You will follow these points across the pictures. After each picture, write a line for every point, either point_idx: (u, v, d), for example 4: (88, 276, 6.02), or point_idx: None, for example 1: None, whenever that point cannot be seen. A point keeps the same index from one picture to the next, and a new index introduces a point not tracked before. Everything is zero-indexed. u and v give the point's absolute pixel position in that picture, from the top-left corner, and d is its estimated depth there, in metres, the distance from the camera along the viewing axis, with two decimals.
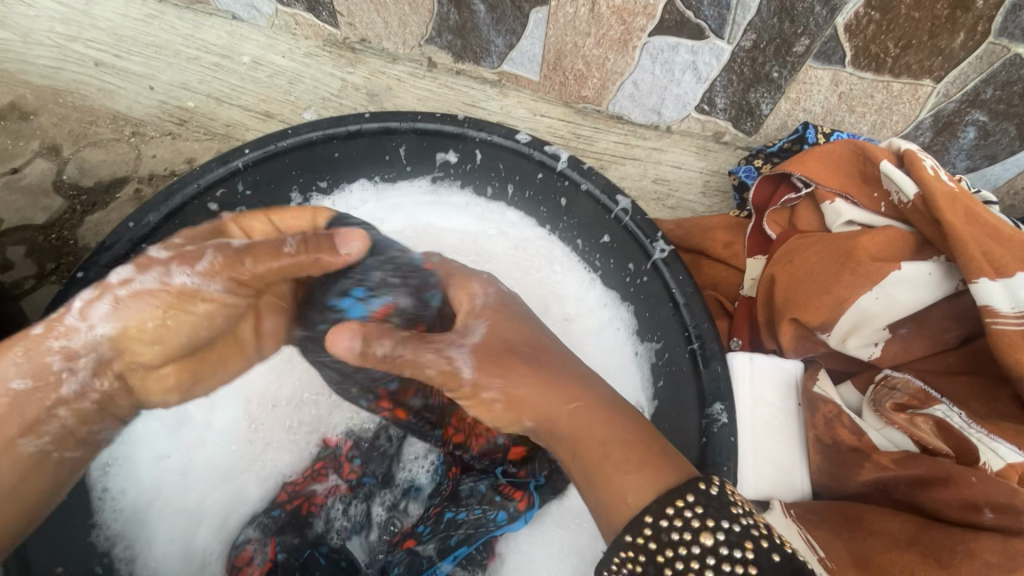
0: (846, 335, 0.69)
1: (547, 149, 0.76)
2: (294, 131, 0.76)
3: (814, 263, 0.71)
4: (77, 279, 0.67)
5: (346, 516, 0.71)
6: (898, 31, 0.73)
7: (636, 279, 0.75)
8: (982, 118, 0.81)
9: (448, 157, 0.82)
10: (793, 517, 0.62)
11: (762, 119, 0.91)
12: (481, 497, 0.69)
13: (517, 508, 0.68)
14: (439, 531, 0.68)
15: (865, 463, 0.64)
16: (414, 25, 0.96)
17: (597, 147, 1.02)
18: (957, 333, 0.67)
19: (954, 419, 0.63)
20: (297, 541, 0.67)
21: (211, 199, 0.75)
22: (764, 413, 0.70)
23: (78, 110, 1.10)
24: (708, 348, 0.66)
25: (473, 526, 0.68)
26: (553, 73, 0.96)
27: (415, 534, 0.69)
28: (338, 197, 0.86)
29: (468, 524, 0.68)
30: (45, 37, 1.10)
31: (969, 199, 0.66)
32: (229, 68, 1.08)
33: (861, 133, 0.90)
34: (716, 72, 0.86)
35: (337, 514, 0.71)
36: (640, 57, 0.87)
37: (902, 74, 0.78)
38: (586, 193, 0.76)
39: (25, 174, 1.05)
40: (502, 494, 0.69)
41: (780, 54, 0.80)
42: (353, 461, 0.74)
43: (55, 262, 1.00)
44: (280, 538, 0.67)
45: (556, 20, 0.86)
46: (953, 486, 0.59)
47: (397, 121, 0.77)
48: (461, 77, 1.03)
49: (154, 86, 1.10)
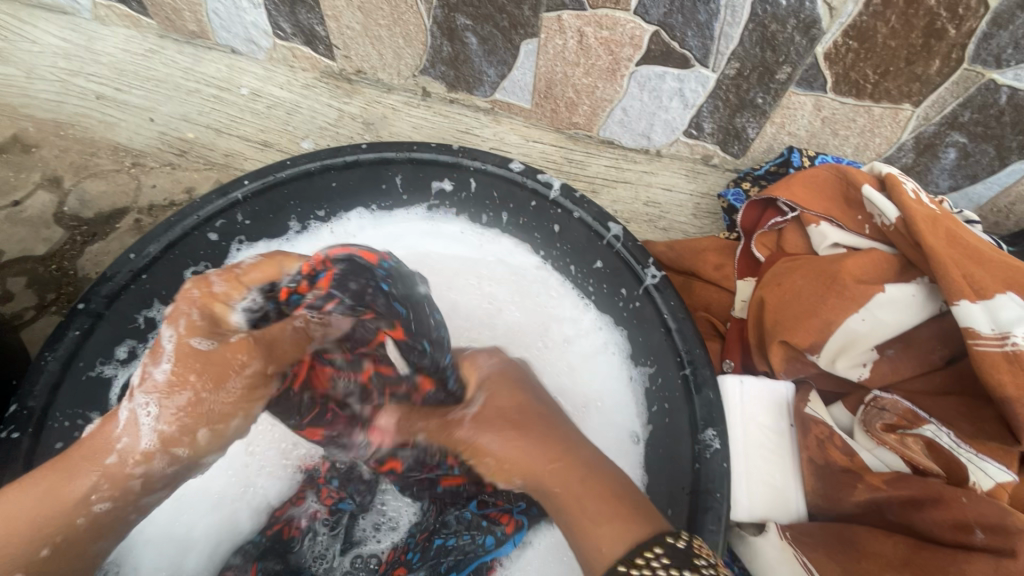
0: (835, 356, 0.70)
1: (539, 177, 0.79)
2: (292, 162, 0.77)
3: (801, 285, 0.72)
4: (78, 311, 0.67)
5: (325, 539, 0.71)
6: (875, 59, 0.75)
7: (629, 304, 0.76)
8: (962, 139, 0.84)
9: (443, 186, 0.84)
10: (789, 539, 0.63)
11: (748, 142, 0.94)
12: (470, 522, 0.70)
13: (505, 532, 0.69)
14: (430, 557, 0.69)
15: (857, 484, 0.64)
16: (408, 56, 0.99)
17: (589, 171, 1.04)
18: (944, 353, 0.68)
19: (944, 439, 0.64)
20: (278, 570, 0.68)
21: (211, 229, 0.76)
22: (756, 434, 0.70)
23: (79, 142, 1.11)
24: (700, 375, 0.66)
25: (462, 552, 0.69)
26: (544, 101, 0.98)
27: (405, 562, 0.69)
28: (335, 224, 0.87)
29: (458, 550, 0.69)
30: (48, 72, 1.13)
31: (948, 222, 0.68)
32: (229, 100, 1.10)
33: (846, 155, 0.93)
34: (703, 98, 0.88)
35: (316, 537, 0.71)
36: (628, 84, 0.90)
37: (882, 99, 0.81)
38: (579, 220, 0.78)
39: (26, 207, 1.06)
40: (489, 517, 0.70)
41: (764, 81, 0.82)
42: (331, 485, 0.74)
43: (55, 293, 1.01)
44: (262, 564, 0.67)
45: (546, 51, 0.89)
46: (945, 506, 0.59)
47: (394, 151, 0.79)
48: (455, 105, 1.06)
49: (154, 117, 1.12)
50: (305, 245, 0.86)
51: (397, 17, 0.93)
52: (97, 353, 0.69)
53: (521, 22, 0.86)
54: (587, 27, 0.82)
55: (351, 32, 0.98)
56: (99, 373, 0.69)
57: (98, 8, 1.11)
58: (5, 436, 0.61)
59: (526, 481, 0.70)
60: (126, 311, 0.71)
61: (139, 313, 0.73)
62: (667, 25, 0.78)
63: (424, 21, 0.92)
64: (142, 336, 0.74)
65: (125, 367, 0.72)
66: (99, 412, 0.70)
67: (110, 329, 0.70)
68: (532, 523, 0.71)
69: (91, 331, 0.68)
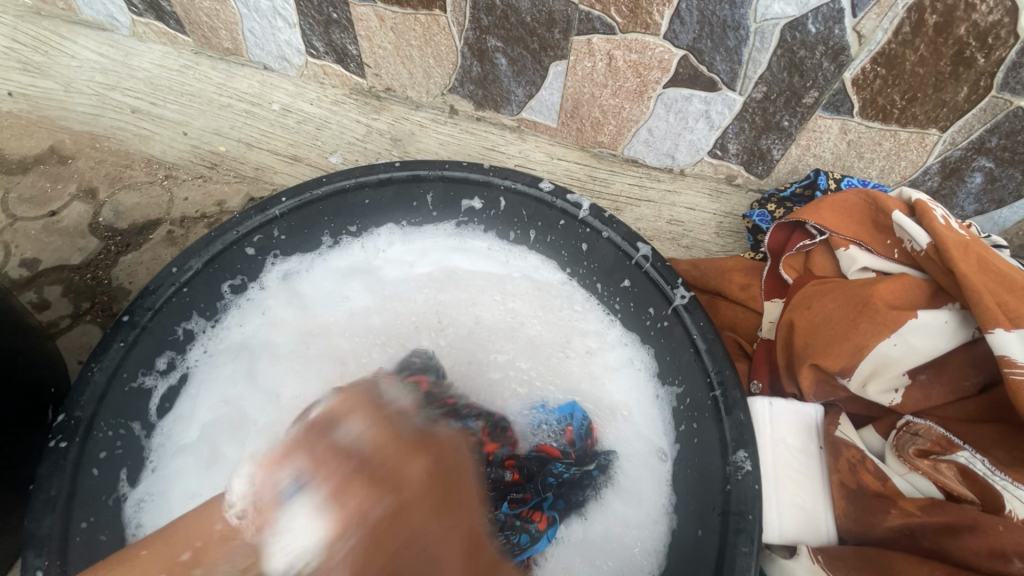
0: (866, 380, 0.70)
1: (569, 197, 0.80)
2: (329, 179, 0.80)
3: (833, 309, 0.73)
4: (123, 323, 0.69)
5: None
6: (903, 85, 0.76)
7: (657, 324, 0.77)
8: (988, 164, 0.84)
9: (473, 204, 0.86)
10: (821, 563, 0.63)
11: (773, 163, 0.95)
12: (504, 522, 0.70)
13: (539, 528, 0.71)
14: None
15: (890, 509, 0.64)
16: (438, 76, 1.01)
17: (612, 189, 1.05)
18: (975, 380, 0.69)
19: (978, 466, 0.63)
20: None
21: (249, 243, 0.78)
22: (786, 456, 0.71)
23: (114, 154, 1.15)
24: (731, 396, 0.67)
25: None
26: (570, 120, 1.00)
27: None
28: (367, 240, 0.88)
29: None
30: (85, 86, 1.16)
31: (980, 249, 0.69)
32: (260, 115, 1.13)
33: (871, 177, 0.93)
34: (728, 120, 0.89)
35: None
36: (654, 106, 0.91)
37: (908, 124, 0.82)
38: (608, 239, 0.79)
39: (63, 217, 1.09)
40: (522, 515, 0.71)
41: (791, 104, 0.84)
42: None
43: (89, 301, 1.03)
44: None
45: (575, 73, 0.90)
46: (981, 533, 0.59)
47: (426, 168, 0.82)
48: (482, 123, 1.07)
49: (187, 132, 1.15)
50: (336, 260, 0.87)
51: (429, 38, 0.95)
52: (139, 364, 0.70)
53: (551, 44, 0.87)
54: (616, 51, 0.84)
55: (382, 51, 1.00)
56: (140, 384, 0.71)
57: (136, 25, 1.13)
58: (53, 445, 0.62)
59: (544, 468, 0.76)
60: (167, 324, 0.73)
61: (178, 325, 0.75)
62: (696, 50, 0.80)
63: (455, 42, 0.94)
64: (180, 347, 0.76)
65: (163, 378, 0.74)
66: (139, 422, 0.71)
67: (152, 341, 0.72)
68: (560, 516, 0.73)
69: (135, 344, 0.70)
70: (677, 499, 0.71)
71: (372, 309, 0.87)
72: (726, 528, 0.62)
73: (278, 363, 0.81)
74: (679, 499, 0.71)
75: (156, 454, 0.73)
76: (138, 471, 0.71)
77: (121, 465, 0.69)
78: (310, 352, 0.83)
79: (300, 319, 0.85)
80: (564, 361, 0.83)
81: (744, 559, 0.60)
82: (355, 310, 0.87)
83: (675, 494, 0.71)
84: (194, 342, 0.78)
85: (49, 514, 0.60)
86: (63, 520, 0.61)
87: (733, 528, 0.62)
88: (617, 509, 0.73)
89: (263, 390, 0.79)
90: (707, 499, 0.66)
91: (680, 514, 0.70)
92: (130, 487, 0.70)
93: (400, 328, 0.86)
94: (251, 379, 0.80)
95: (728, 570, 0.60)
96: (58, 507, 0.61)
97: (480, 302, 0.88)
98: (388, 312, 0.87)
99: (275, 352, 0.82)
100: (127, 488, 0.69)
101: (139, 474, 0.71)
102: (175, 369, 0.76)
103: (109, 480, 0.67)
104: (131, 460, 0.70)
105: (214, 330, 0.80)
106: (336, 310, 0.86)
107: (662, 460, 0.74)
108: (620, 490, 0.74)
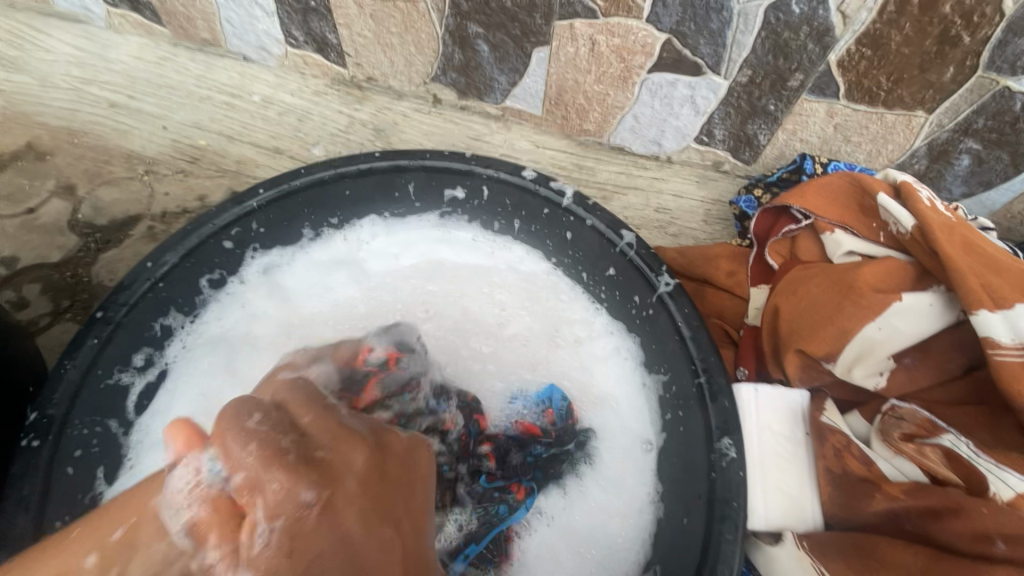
0: (852, 365, 0.70)
1: (552, 184, 0.79)
2: (307, 170, 0.78)
3: (817, 293, 0.72)
4: (96, 319, 0.68)
5: None
6: (889, 67, 0.75)
7: (642, 312, 0.76)
8: (975, 146, 0.84)
9: (456, 193, 0.84)
10: (806, 549, 0.63)
11: (759, 149, 0.94)
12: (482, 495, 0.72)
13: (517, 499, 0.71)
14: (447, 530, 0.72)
15: (875, 493, 0.64)
16: (419, 64, 1.00)
17: (598, 177, 1.03)
18: (960, 362, 0.69)
19: (962, 448, 0.63)
20: None
21: (226, 237, 0.77)
22: (772, 443, 0.70)
23: (92, 149, 1.12)
24: (715, 383, 0.66)
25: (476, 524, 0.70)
26: (555, 108, 0.99)
27: None
28: (349, 232, 0.86)
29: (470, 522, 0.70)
30: (61, 79, 1.14)
31: (965, 231, 0.68)
32: (240, 107, 1.11)
33: (858, 161, 0.92)
34: (714, 105, 0.88)
35: None
36: (639, 92, 0.90)
37: (895, 106, 0.81)
38: (592, 227, 0.78)
39: (41, 214, 1.07)
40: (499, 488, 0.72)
41: (776, 88, 0.82)
42: None
43: (70, 300, 1.02)
44: None
45: (558, 58, 0.89)
46: (965, 516, 0.59)
47: (407, 158, 0.80)
48: (466, 112, 1.06)
49: (167, 125, 1.13)
50: (317, 253, 0.86)
51: (409, 25, 0.93)
52: (115, 360, 0.70)
53: (533, 30, 0.86)
54: (599, 35, 0.83)
55: (363, 39, 0.98)
56: (117, 381, 0.70)
57: (112, 17, 1.13)
58: (27, 444, 0.62)
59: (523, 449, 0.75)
60: (143, 320, 0.72)
61: (155, 321, 0.74)
62: (679, 33, 0.78)
63: (435, 29, 0.92)
64: (157, 344, 0.75)
65: (141, 375, 0.73)
66: (116, 419, 0.71)
67: (127, 337, 0.71)
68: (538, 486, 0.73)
69: (109, 340, 0.68)
70: (665, 487, 0.70)
71: (356, 300, 0.86)
72: (713, 515, 0.62)
73: (257, 355, 0.80)
74: (664, 488, 0.70)
75: (133, 451, 0.71)
76: (115, 470, 0.70)
77: (98, 463, 0.68)
78: (288, 344, 0.82)
79: (282, 312, 0.83)
80: (550, 349, 0.82)
81: (729, 547, 0.60)
82: (339, 301, 0.85)
83: (662, 481, 0.71)
84: (172, 338, 0.77)
85: (21, 516, 0.60)
86: (36, 521, 0.60)
87: (720, 516, 0.61)
88: (596, 492, 0.73)
89: (240, 384, 0.77)
90: (693, 486, 0.65)
91: (667, 504, 0.69)
92: (109, 486, 0.69)
93: (384, 321, 0.85)
94: (228, 370, 0.78)
95: (715, 558, 0.60)
96: (32, 507, 0.60)
97: (466, 293, 0.86)
98: (374, 303, 0.86)
99: (255, 346, 0.80)
100: (104, 487, 0.68)
101: (117, 472, 0.70)
102: (153, 365, 0.75)
103: (85, 480, 0.66)
104: (108, 460, 0.69)
105: (192, 325, 0.79)
106: (319, 302, 0.85)
107: (648, 450, 0.74)
108: (601, 479, 0.74)
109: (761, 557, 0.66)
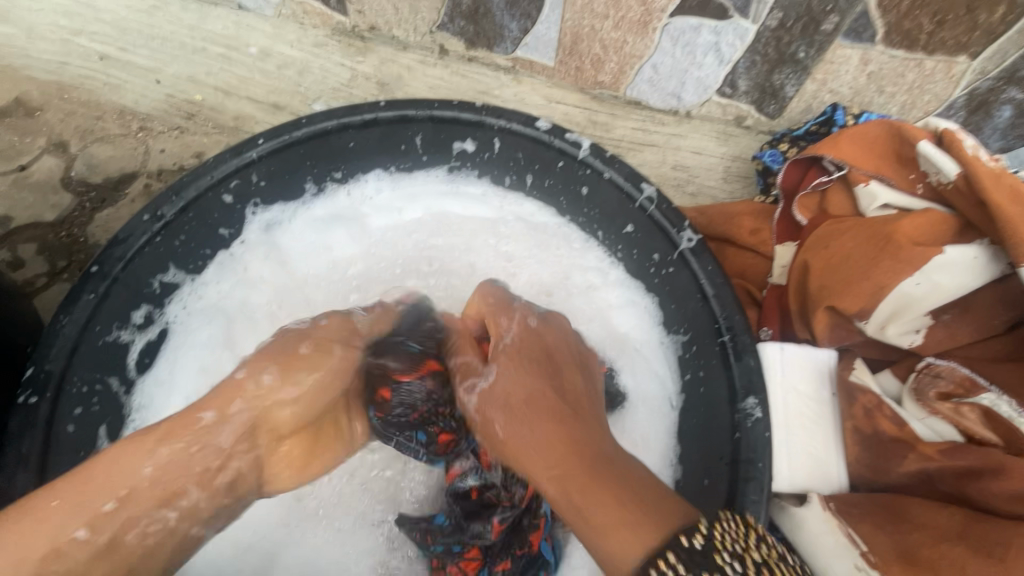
0: (885, 323, 0.67)
1: (567, 136, 0.74)
2: (308, 120, 0.73)
3: (851, 248, 0.69)
4: (92, 273, 0.64)
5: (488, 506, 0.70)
6: (933, 6, 0.70)
7: (661, 270, 0.73)
8: (1018, 95, 0.79)
9: (465, 146, 0.80)
10: (833, 511, 0.61)
11: (785, 101, 0.89)
12: None
13: None
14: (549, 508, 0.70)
15: (908, 454, 0.62)
16: (425, 10, 0.94)
17: (614, 134, 0.99)
18: (1004, 318, 0.66)
19: (1002, 408, 0.61)
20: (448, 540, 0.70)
21: (225, 190, 0.73)
22: (797, 404, 0.68)
23: (84, 105, 1.07)
24: (740, 341, 0.63)
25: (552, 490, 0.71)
26: (569, 58, 0.93)
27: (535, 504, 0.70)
28: (353, 187, 0.83)
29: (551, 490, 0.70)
30: (48, 31, 1.06)
31: (1012, 179, 0.64)
32: (237, 59, 1.05)
33: (890, 114, 0.88)
34: (739, 53, 0.83)
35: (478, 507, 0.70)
36: (660, 39, 0.84)
37: (936, 51, 0.75)
38: (610, 181, 0.74)
39: (33, 172, 1.03)
40: None
41: (808, 32, 0.77)
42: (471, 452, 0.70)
43: (67, 261, 0.99)
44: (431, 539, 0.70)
45: (574, 2, 0.83)
46: (1007, 476, 0.57)
47: (413, 108, 0.74)
48: (474, 64, 1.00)
49: (160, 79, 1.07)
50: (321, 210, 0.82)
51: None
52: (113, 317, 0.67)
53: None
54: None
55: None
56: (116, 338, 0.68)
57: None
58: (24, 400, 0.59)
59: None
60: (141, 276, 0.69)
61: (153, 278, 0.71)
62: None
63: None
64: (157, 301, 0.72)
65: (141, 333, 0.71)
66: (117, 377, 0.69)
67: (125, 293, 0.67)
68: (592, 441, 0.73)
69: (106, 296, 0.65)
70: (684, 451, 0.69)
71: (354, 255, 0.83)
72: (735, 477, 0.60)
73: (256, 324, 0.78)
74: (683, 449, 0.69)
75: (135, 414, 0.71)
76: (117, 429, 0.69)
77: (99, 423, 0.67)
78: (283, 314, 0.79)
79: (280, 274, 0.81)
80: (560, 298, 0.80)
81: (754, 507, 0.57)
82: (337, 261, 0.82)
83: (681, 445, 0.69)
84: (172, 297, 0.74)
85: (21, 473, 0.57)
86: (37, 478, 0.58)
87: (744, 477, 0.59)
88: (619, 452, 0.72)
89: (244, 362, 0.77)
90: (715, 448, 0.64)
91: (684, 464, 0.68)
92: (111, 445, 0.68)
93: (382, 273, 0.83)
94: (226, 343, 0.76)
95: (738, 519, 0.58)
96: (31, 464, 0.58)
97: (473, 246, 0.84)
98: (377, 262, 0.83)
99: (253, 315, 0.79)
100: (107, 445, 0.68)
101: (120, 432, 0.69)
102: (153, 323, 0.73)
103: (87, 437, 0.65)
104: (110, 416, 0.68)
105: (192, 285, 0.76)
106: (317, 257, 0.82)
107: (671, 410, 0.72)
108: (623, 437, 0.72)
109: (784, 518, 0.65)
